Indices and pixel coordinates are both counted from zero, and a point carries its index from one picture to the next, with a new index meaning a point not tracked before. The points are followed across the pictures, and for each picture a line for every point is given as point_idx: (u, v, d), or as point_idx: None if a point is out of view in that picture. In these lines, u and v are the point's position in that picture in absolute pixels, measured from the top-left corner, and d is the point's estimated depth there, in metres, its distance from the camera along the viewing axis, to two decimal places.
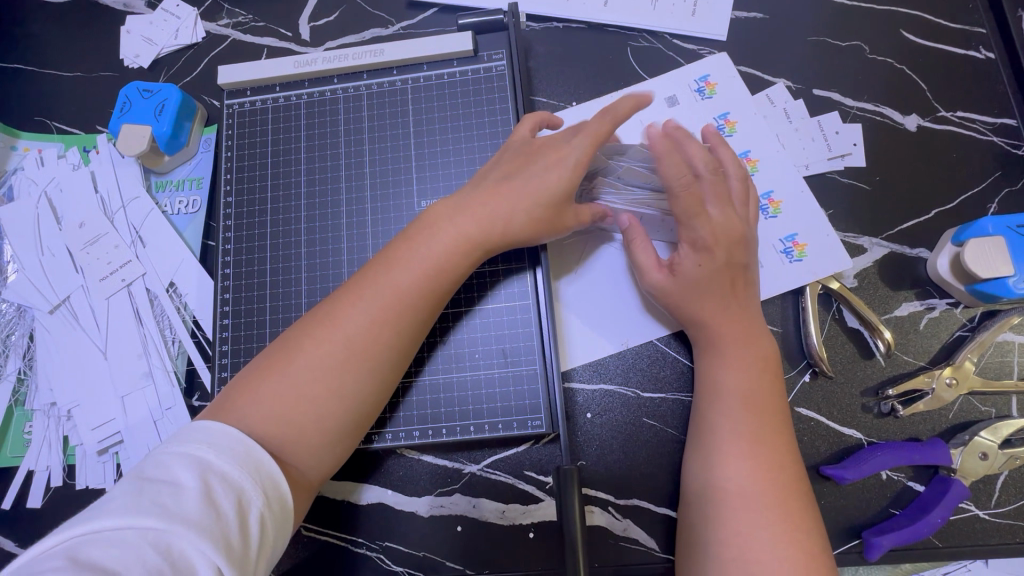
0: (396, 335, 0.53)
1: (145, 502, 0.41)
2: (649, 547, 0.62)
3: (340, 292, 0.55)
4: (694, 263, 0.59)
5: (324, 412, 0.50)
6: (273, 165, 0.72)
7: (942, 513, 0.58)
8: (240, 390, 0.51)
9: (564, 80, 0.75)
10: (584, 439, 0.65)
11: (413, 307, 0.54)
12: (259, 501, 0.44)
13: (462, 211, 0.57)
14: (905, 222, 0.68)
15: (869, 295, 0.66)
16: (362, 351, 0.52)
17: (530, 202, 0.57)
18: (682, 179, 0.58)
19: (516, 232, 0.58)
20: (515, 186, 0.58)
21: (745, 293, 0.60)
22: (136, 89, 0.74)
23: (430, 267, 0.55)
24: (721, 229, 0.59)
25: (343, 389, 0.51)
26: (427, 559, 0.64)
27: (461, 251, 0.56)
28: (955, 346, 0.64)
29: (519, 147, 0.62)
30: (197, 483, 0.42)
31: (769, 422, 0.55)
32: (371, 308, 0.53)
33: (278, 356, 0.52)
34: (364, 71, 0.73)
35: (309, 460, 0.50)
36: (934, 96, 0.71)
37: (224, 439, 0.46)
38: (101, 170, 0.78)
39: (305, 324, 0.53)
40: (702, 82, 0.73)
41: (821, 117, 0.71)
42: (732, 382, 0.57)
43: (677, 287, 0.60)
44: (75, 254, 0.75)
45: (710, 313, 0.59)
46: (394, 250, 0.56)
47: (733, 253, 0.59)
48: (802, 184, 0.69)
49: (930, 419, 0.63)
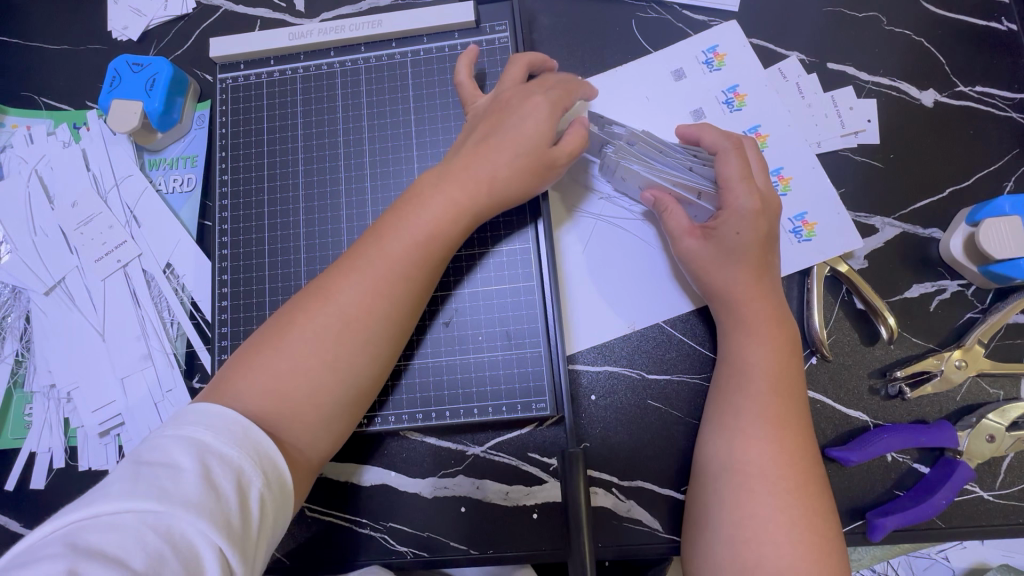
0: (390, 306, 0.52)
1: (143, 485, 0.40)
2: (653, 527, 0.62)
3: (332, 267, 0.54)
4: (734, 231, 0.58)
5: (319, 385, 0.50)
6: (269, 142, 0.70)
7: (947, 494, 0.58)
8: (233, 369, 0.50)
9: (569, 53, 0.72)
10: (588, 421, 0.65)
11: (411, 276, 0.53)
12: (258, 481, 0.44)
13: (450, 177, 0.56)
14: (918, 202, 0.66)
15: (880, 276, 0.65)
16: (354, 324, 0.51)
17: (511, 152, 0.56)
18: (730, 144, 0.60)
19: (504, 186, 0.56)
20: (494, 143, 0.57)
21: (772, 269, 0.59)
22: (125, 63, 0.72)
23: (421, 236, 0.53)
24: (765, 198, 0.59)
25: (337, 362, 0.50)
26: (431, 540, 0.64)
27: (455, 219, 0.55)
28: (966, 328, 0.63)
29: (486, 109, 0.60)
30: (195, 465, 0.42)
31: (789, 402, 0.54)
32: (364, 281, 0.52)
33: (269, 333, 0.51)
34: (362, 44, 0.70)
35: (307, 436, 0.50)
36: (953, 70, 0.69)
37: (220, 419, 0.45)
38: (92, 147, 0.76)
39: (297, 300, 0.52)
40: (710, 54, 0.70)
41: (835, 92, 0.69)
42: (760, 360, 0.56)
43: (710, 252, 0.59)
44: (69, 234, 0.74)
45: (743, 284, 0.58)
46: (387, 221, 0.55)
47: (770, 225, 0.59)
48: (813, 161, 0.67)
49: (937, 401, 0.62)
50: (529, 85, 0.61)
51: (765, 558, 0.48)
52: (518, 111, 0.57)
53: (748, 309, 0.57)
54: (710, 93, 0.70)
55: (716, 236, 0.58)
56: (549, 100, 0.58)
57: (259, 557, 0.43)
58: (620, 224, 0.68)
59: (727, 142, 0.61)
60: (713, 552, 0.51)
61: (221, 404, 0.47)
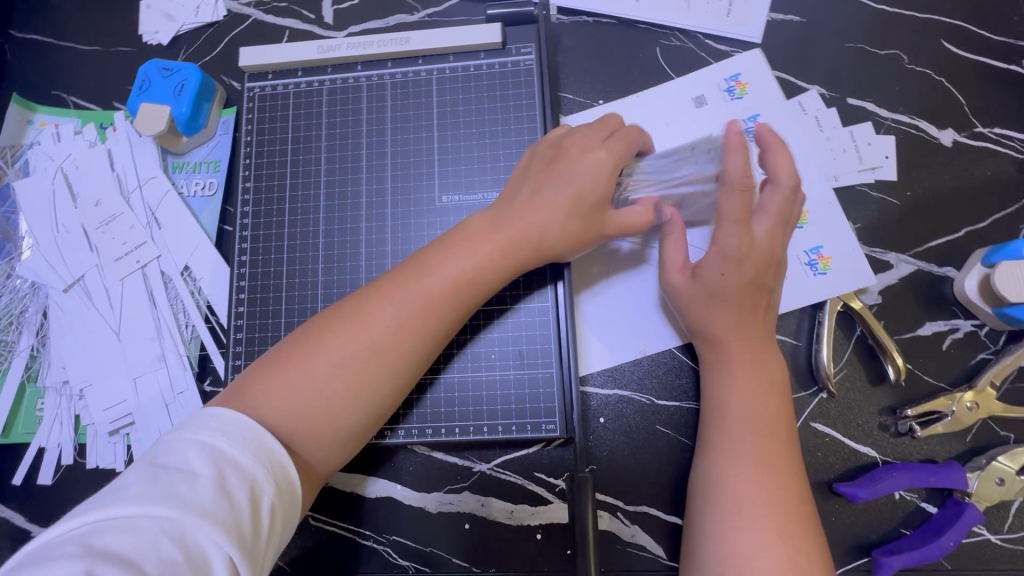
0: (420, 342, 0.52)
1: (159, 489, 0.41)
2: (656, 553, 0.62)
3: (369, 290, 0.54)
4: (715, 271, 0.58)
5: (340, 410, 0.50)
6: (293, 152, 0.71)
7: (954, 536, 0.58)
8: (254, 378, 0.50)
9: (591, 77, 0.73)
10: (596, 444, 0.65)
11: (447, 317, 0.53)
12: (270, 491, 0.44)
13: (497, 224, 0.56)
14: (933, 241, 0.66)
15: (893, 312, 0.65)
16: (383, 354, 0.51)
17: (566, 212, 0.56)
18: (745, 178, 0.55)
19: (551, 245, 0.56)
20: (549, 199, 0.56)
21: (765, 312, 0.59)
22: (155, 67, 0.73)
23: (462, 279, 0.54)
24: (755, 246, 0.57)
25: (361, 389, 0.50)
26: (433, 555, 0.64)
27: (501, 266, 0.55)
28: (978, 368, 0.63)
29: (542, 154, 0.59)
30: (211, 472, 0.42)
31: (776, 444, 0.55)
32: (399, 312, 0.52)
33: (298, 349, 0.51)
34: (388, 59, 0.71)
35: (320, 452, 0.50)
36: (972, 111, 0.69)
37: (235, 426, 0.46)
38: (117, 147, 0.77)
39: (328, 320, 0.52)
40: (732, 82, 0.71)
41: (854, 127, 0.69)
42: (737, 400, 0.57)
43: (695, 290, 0.59)
44: (90, 233, 0.75)
45: (727, 324, 0.58)
46: (428, 253, 0.55)
47: (760, 273, 0.58)
48: (829, 195, 0.67)
49: (947, 440, 0.62)
50: (593, 127, 0.60)
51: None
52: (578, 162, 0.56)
53: (733, 345, 0.58)
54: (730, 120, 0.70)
55: (701, 277, 0.59)
56: (611, 155, 0.56)
57: (266, 566, 0.44)
58: (637, 248, 0.68)
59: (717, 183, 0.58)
60: None
61: (238, 411, 0.48)
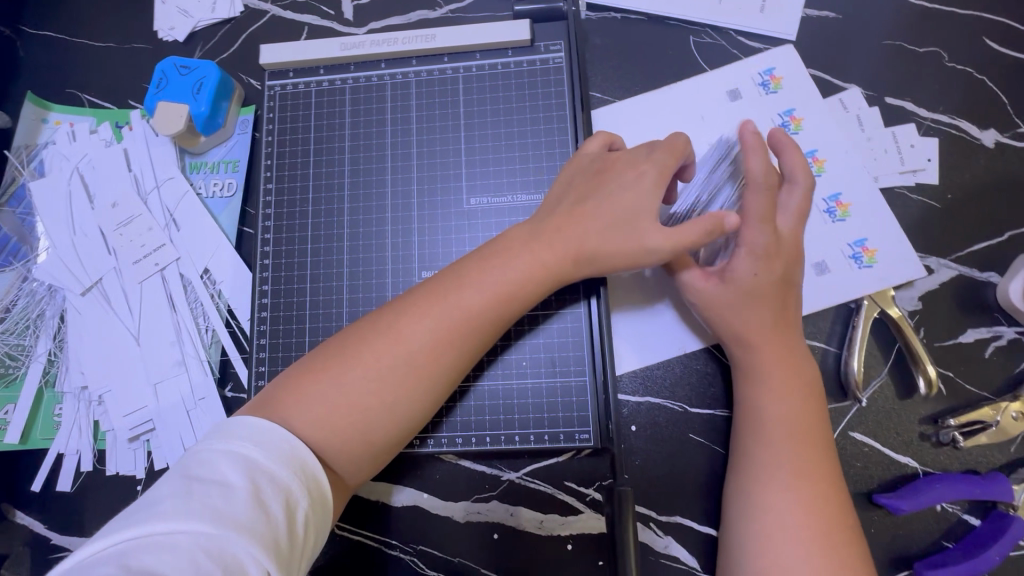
0: (457, 357, 0.51)
1: (195, 503, 0.39)
2: (689, 565, 0.61)
3: (404, 301, 0.52)
4: (748, 271, 0.56)
5: (373, 426, 0.49)
6: (315, 153, 0.69)
7: (999, 550, 0.56)
8: (287, 388, 0.49)
9: (620, 75, 0.71)
10: (627, 453, 0.63)
11: (483, 330, 0.52)
12: (304, 501, 0.43)
13: (539, 238, 0.54)
14: (975, 245, 0.65)
15: (933, 319, 0.63)
16: (420, 369, 0.50)
17: (608, 223, 0.53)
18: (767, 177, 0.55)
19: (592, 260, 0.54)
20: (592, 209, 0.54)
21: (793, 310, 0.58)
22: (173, 65, 0.72)
23: (501, 292, 0.52)
24: (782, 241, 0.57)
25: (394, 404, 0.49)
26: (461, 565, 0.63)
27: (538, 280, 0.53)
28: (1022, 377, 0.62)
29: (586, 169, 0.58)
30: (246, 484, 0.41)
31: (814, 449, 0.54)
32: (436, 325, 0.50)
33: (330, 361, 0.49)
34: (413, 57, 0.69)
35: (350, 467, 0.49)
36: (1015, 111, 0.67)
37: (269, 435, 0.45)
38: (134, 147, 0.75)
39: (363, 330, 0.51)
40: (767, 76, 0.69)
41: (895, 129, 0.67)
42: (777, 410, 0.55)
43: (727, 293, 0.58)
44: (107, 235, 0.73)
45: (761, 326, 0.57)
46: (468, 264, 0.54)
47: (789, 269, 0.58)
48: (873, 187, 0.66)
49: (990, 451, 0.60)
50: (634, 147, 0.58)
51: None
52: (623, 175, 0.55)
53: (765, 352, 0.57)
54: (766, 115, 0.68)
55: (732, 278, 0.57)
56: (655, 168, 0.54)
57: None
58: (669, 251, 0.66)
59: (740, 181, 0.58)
60: None
61: (271, 422, 0.46)
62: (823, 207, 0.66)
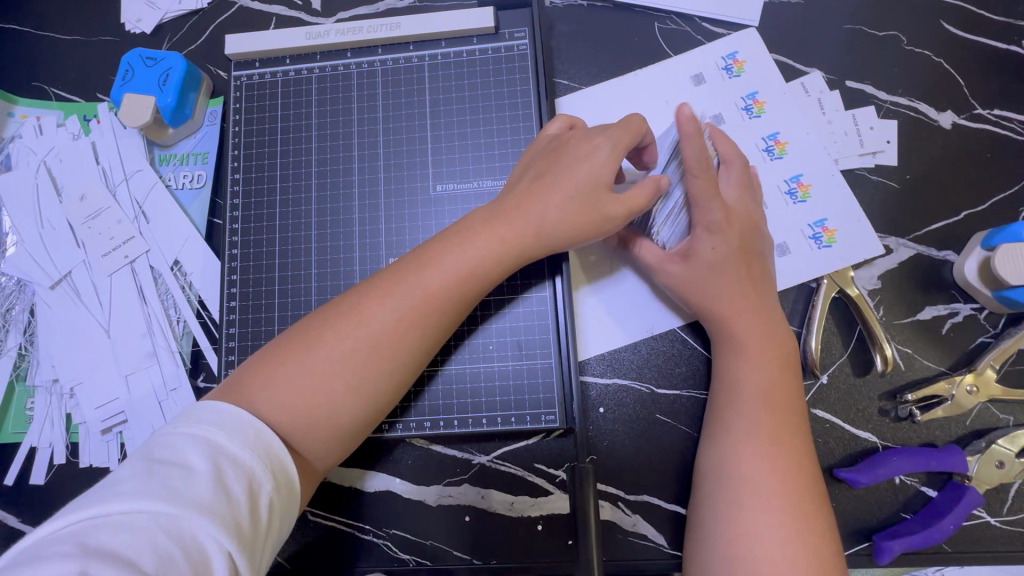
0: (422, 336, 0.52)
1: (155, 485, 0.40)
2: (657, 542, 0.62)
3: (369, 285, 0.53)
4: (708, 248, 0.59)
5: (339, 407, 0.49)
6: (283, 143, 0.69)
7: (954, 520, 0.58)
8: (252, 372, 0.49)
9: (586, 62, 0.72)
10: (596, 434, 0.64)
11: (446, 309, 0.52)
12: (268, 484, 0.44)
13: (499, 214, 0.55)
14: (932, 225, 0.66)
15: (892, 298, 0.65)
16: (385, 350, 0.50)
17: (565, 198, 0.54)
18: (703, 160, 0.54)
19: (552, 235, 0.55)
20: (550, 184, 0.55)
21: (759, 277, 0.60)
22: (138, 56, 0.71)
23: (464, 270, 0.53)
24: (733, 212, 0.59)
25: (360, 385, 0.50)
26: (434, 548, 0.64)
27: (500, 256, 0.54)
28: (977, 352, 0.63)
29: (547, 148, 0.59)
30: (208, 467, 0.41)
31: (786, 417, 0.55)
32: (399, 306, 0.51)
33: (294, 345, 0.50)
34: (379, 46, 0.70)
35: (317, 449, 0.49)
36: (972, 93, 0.69)
37: (233, 420, 0.45)
38: (102, 140, 0.75)
39: (327, 315, 0.51)
40: (730, 60, 0.70)
41: (856, 111, 0.69)
42: (749, 378, 0.57)
43: (690, 271, 0.60)
44: (76, 228, 0.73)
45: (726, 298, 0.59)
46: (431, 247, 0.54)
47: (745, 238, 0.60)
48: (833, 168, 0.67)
49: (947, 424, 0.62)
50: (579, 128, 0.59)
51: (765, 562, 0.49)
52: (580, 150, 0.56)
53: (736, 325, 0.58)
54: (729, 99, 0.69)
55: (694, 255, 0.59)
56: (610, 141, 0.55)
57: (265, 561, 0.43)
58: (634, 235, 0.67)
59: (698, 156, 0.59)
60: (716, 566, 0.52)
61: (235, 407, 0.46)
62: (785, 187, 0.67)
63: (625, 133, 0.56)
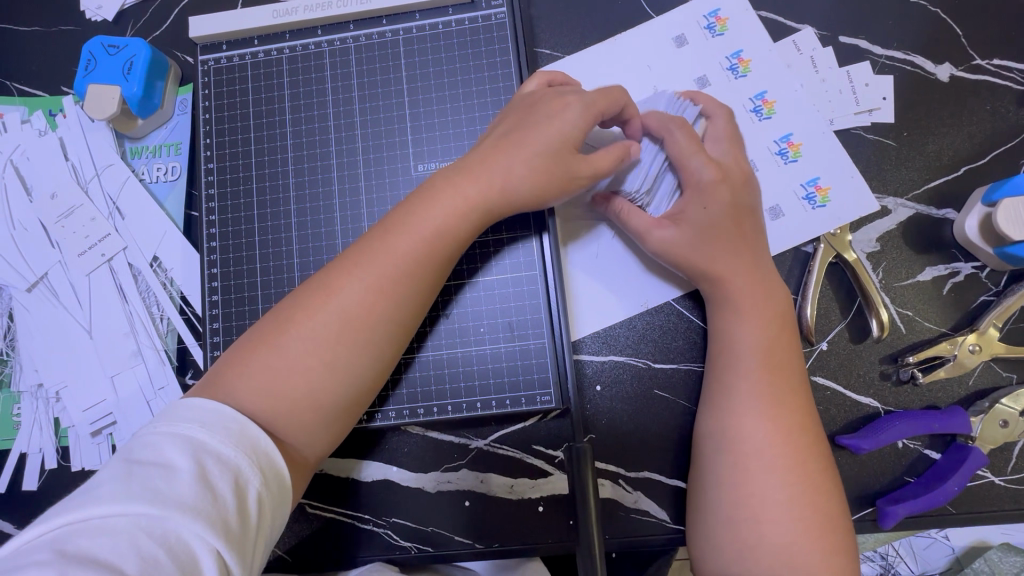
0: (394, 306, 0.50)
1: (135, 486, 0.38)
2: (659, 518, 0.61)
3: (337, 261, 0.51)
4: (698, 209, 0.58)
5: (317, 388, 0.47)
6: (256, 129, 0.66)
7: (958, 481, 0.57)
8: (230, 364, 0.48)
9: (568, 28, 0.68)
10: (593, 412, 0.63)
11: (416, 272, 0.51)
12: (256, 480, 0.42)
13: (466, 167, 0.53)
14: (932, 183, 0.64)
15: (891, 260, 0.63)
16: (356, 322, 0.49)
17: (529, 156, 0.52)
18: (676, 118, 0.59)
19: (514, 191, 0.53)
20: (514, 142, 0.53)
21: (751, 234, 0.59)
22: (100, 45, 0.68)
23: (429, 229, 0.51)
24: (723, 166, 0.59)
25: (337, 362, 0.48)
26: (435, 534, 0.63)
27: (462, 211, 0.52)
28: (980, 311, 0.62)
29: (513, 108, 0.57)
30: (190, 466, 0.40)
31: (785, 381, 0.54)
32: (368, 278, 0.49)
33: (269, 330, 0.48)
34: (350, 22, 0.66)
35: (301, 436, 0.48)
36: (970, 43, 0.66)
37: (214, 417, 0.43)
38: (69, 135, 0.72)
39: (297, 296, 0.50)
40: (712, 18, 0.67)
41: (850, 68, 0.66)
42: (749, 342, 0.55)
43: (684, 237, 0.58)
44: (49, 228, 0.70)
45: (720, 262, 0.57)
46: (396, 214, 0.52)
47: (737, 194, 0.59)
48: (824, 124, 0.65)
49: (950, 386, 0.61)
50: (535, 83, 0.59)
51: (766, 534, 0.49)
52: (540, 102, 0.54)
53: (730, 288, 0.57)
54: (712, 60, 0.67)
55: (685, 218, 0.58)
56: (582, 102, 0.54)
57: (259, 557, 0.42)
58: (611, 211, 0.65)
59: (671, 118, 0.59)
60: (717, 540, 0.51)
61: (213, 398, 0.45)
62: (775, 148, 0.65)
63: (600, 100, 0.55)
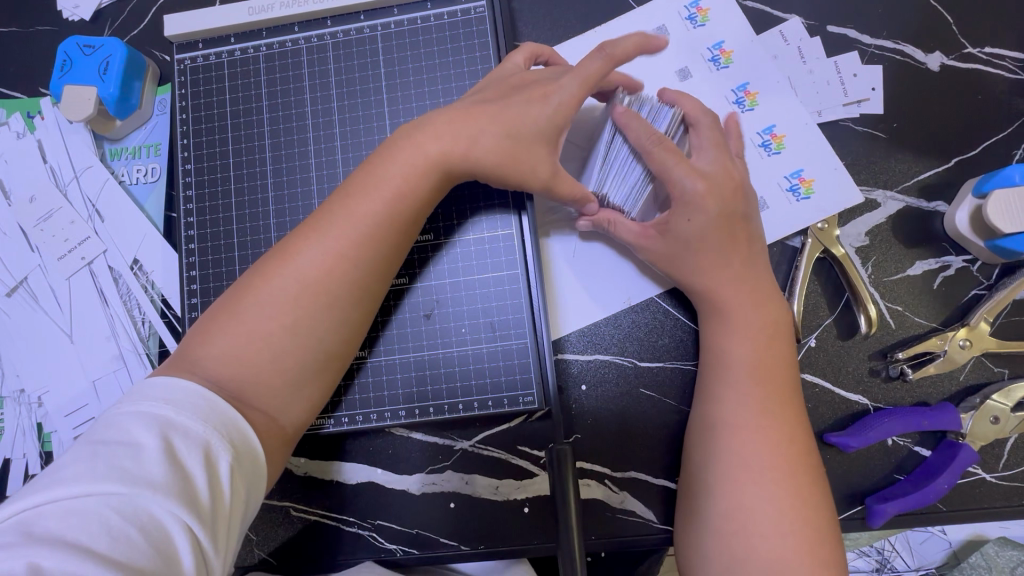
0: (357, 270, 0.49)
1: (102, 467, 0.37)
2: (646, 518, 0.61)
3: (298, 228, 0.50)
4: (687, 222, 0.56)
5: (281, 351, 0.46)
6: (234, 128, 0.65)
7: (949, 479, 0.56)
8: (192, 337, 0.47)
9: (550, 21, 0.67)
10: (577, 411, 0.62)
11: (379, 236, 0.49)
12: (228, 455, 0.41)
13: (428, 129, 0.52)
14: (922, 175, 0.63)
15: (880, 254, 0.62)
16: (314, 285, 0.47)
17: (501, 129, 0.52)
18: (653, 133, 0.54)
19: (482, 157, 0.52)
20: (488, 110, 0.53)
21: (745, 242, 0.57)
22: (76, 44, 0.67)
23: (392, 193, 0.50)
24: (712, 178, 0.56)
25: (299, 326, 0.47)
26: (420, 536, 0.63)
27: (425, 173, 0.51)
28: (971, 305, 0.61)
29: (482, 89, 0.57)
30: (158, 444, 0.38)
31: (773, 383, 0.53)
32: (327, 242, 0.48)
33: (230, 300, 0.47)
34: (328, 17, 0.65)
35: (273, 401, 0.46)
36: (961, 31, 0.64)
37: (181, 393, 0.41)
38: (47, 137, 0.71)
39: (257, 265, 0.49)
40: (693, 9, 0.66)
41: (838, 58, 0.65)
42: (732, 345, 0.55)
43: (672, 247, 0.57)
44: (28, 231, 0.70)
45: (711, 274, 0.56)
46: (357, 179, 0.51)
47: (728, 204, 0.56)
48: (807, 116, 0.63)
49: (940, 382, 0.60)
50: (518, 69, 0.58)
51: (757, 520, 0.48)
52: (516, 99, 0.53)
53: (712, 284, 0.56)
54: (693, 50, 0.65)
55: (673, 231, 0.57)
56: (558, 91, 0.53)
57: (235, 534, 0.41)
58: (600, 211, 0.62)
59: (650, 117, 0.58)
60: (703, 530, 0.51)
61: (188, 380, 0.43)
62: (758, 140, 0.64)
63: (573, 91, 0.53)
